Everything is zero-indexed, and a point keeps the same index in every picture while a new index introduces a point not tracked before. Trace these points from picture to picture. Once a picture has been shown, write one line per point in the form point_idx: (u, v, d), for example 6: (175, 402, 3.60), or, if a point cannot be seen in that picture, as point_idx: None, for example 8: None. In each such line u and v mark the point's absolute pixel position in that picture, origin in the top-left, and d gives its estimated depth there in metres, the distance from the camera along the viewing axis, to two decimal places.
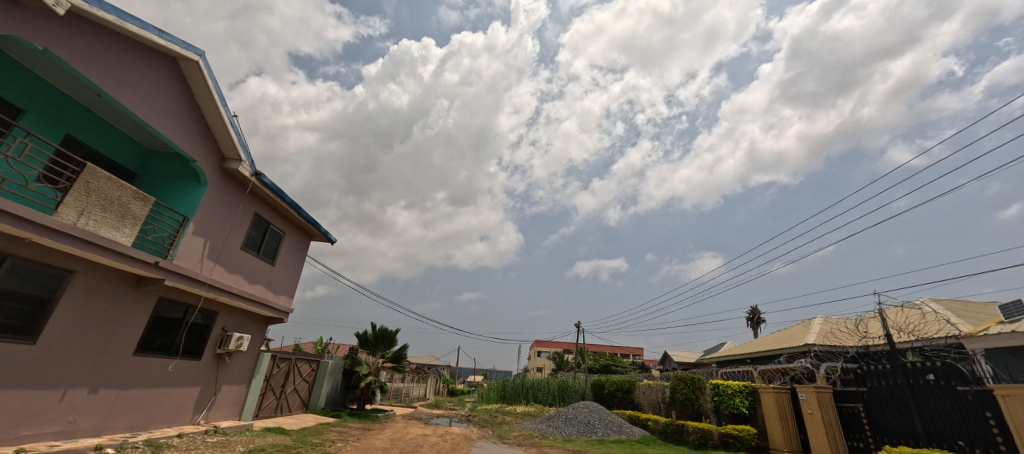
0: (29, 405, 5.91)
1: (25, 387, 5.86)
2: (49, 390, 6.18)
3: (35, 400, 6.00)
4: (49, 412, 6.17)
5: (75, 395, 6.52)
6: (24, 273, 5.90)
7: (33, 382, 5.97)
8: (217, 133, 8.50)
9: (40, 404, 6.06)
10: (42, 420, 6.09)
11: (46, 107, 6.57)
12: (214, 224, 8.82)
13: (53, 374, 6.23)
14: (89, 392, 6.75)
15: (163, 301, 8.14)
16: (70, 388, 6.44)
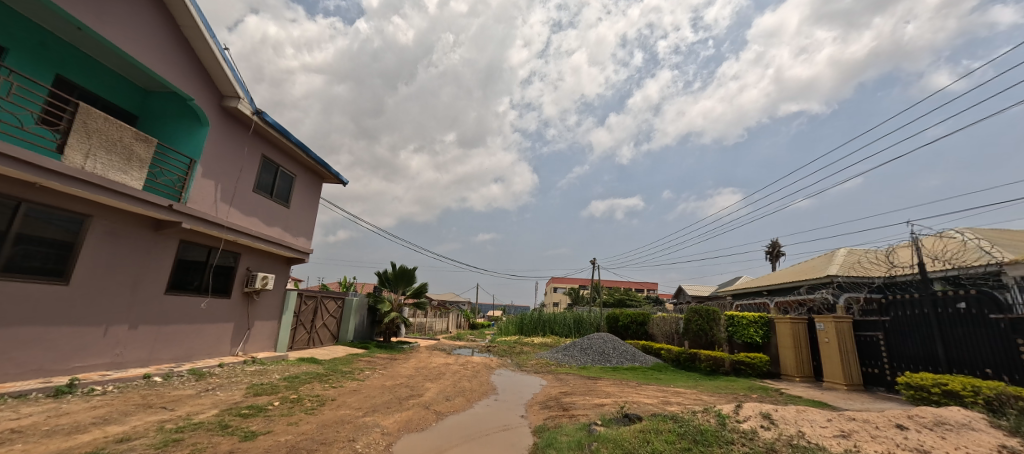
0: (75, 341, 6.31)
1: (66, 325, 6.19)
2: (92, 327, 6.55)
3: (80, 335, 6.38)
4: (95, 346, 6.59)
5: (117, 331, 6.93)
6: (42, 216, 5.99)
7: (75, 319, 6.33)
8: (211, 68, 8.08)
9: (87, 339, 6.48)
10: (91, 352, 6.53)
11: (29, 44, 6.28)
12: (222, 166, 8.70)
13: (91, 312, 6.54)
14: (130, 329, 7.16)
15: (186, 243, 8.34)
16: (111, 325, 6.83)
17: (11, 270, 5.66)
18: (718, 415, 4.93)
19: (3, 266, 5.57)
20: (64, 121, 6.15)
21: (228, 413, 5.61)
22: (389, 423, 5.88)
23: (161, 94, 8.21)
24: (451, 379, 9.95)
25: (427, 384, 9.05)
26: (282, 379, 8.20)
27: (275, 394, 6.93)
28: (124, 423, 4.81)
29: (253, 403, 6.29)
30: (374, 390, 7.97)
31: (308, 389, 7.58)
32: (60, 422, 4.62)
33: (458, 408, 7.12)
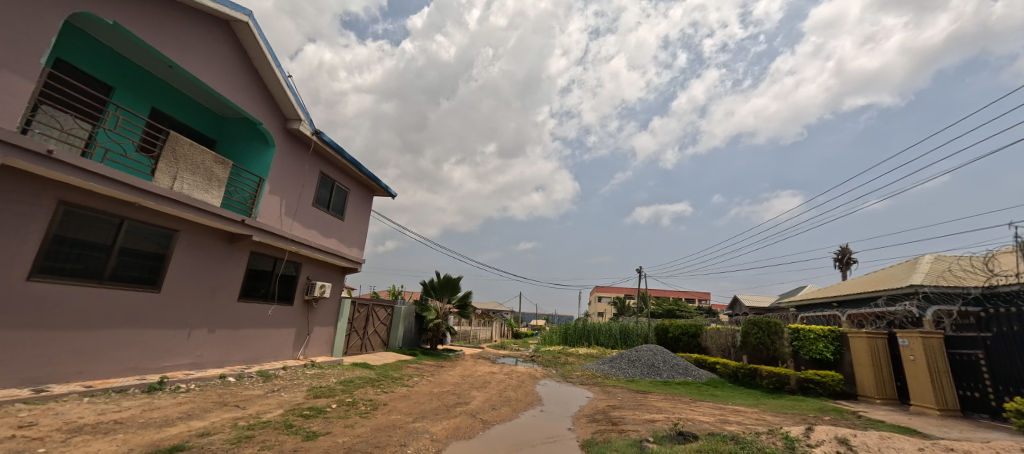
0: (164, 343, 7.02)
1: (157, 328, 6.92)
2: (178, 330, 7.27)
3: (168, 338, 7.10)
4: (180, 347, 7.30)
5: (198, 335, 7.63)
6: (141, 232, 6.75)
7: (165, 323, 7.05)
8: (277, 94, 8.80)
9: (174, 341, 7.19)
10: (177, 353, 7.24)
11: (130, 82, 7.18)
12: (286, 183, 9.40)
13: (177, 317, 7.26)
14: (209, 332, 7.86)
15: (256, 254, 9.06)
16: (193, 329, 7.54)
17: (115, 279, 6.38)
18: (785, 438, 4.56)
19: (109, 276, 6.30)
20: (157, 148, 6.93)
21: (291, 413, 5.98)
22: (438, 430, 5.98)
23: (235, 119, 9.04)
24: (496, 388, 9.97)
25: (473, 392, 9.14)
26: (338, 383, 8.62)
27: (332, 397, 7.29)
28: (204, 418, 5.26)
29: (313, 404, 6.66)
30: (423, 396, 8.17)
31: (361, 393, 7.92)
32: (153, 415, 5.15)
33: (504, 417, 7.11)
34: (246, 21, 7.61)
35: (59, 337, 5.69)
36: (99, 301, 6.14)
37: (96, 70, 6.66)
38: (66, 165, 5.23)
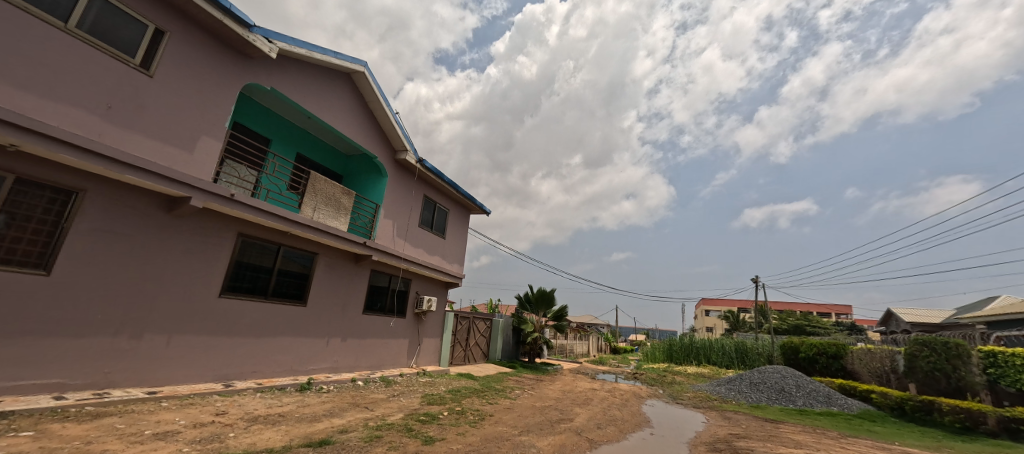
0: (309, 349, 8.18)
1: (305, 336, 8.11)
2: (319, 339, 8.42)
3: (312, 345, 8.26)
4: (321, 353, 8.44)
5: (334, 343, 8.76)
6: (292, 256, 8.01)
7: (310, 332, 8.24)
8: (388, 130, 9.87)
9: (317, 348, 8.35)
10: (319, 358, 8.39)
11: (279, 133, 8.72)
12: (397, 207, 10.42)
13: (318, 328, 8.43)
14: (342, 341, 8.98)
15: (376, 272, 10.15)
16: (330, 337, 8.67)
17: (275, 296, 7.65)
18: None
19: (271, 293, 7.58)
20: (300, 185, 8.24)
21: (410, 417, 6.48)
22: (545, 445, 5.93)
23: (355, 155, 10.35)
24: (599, 405, 9.59)
25: (576, 409, 8.91)
26: (448, 392, 9.12)
27: (444, 405, 7.73)
28: (342, 417, 5.96)
29: (428, 410, 7.14)
30: (527, 410, 8.21)
31: (469, 403, 8.25)
32: (304, 411, 6.00)
33: (612, 438, 6.78)
34: (363, 70, 8.70)
35: (239, 342, 6.97)
36: (264, 314, 7.40)
37: (256, 126, 8.24)
38: (241, 205, 6.49)
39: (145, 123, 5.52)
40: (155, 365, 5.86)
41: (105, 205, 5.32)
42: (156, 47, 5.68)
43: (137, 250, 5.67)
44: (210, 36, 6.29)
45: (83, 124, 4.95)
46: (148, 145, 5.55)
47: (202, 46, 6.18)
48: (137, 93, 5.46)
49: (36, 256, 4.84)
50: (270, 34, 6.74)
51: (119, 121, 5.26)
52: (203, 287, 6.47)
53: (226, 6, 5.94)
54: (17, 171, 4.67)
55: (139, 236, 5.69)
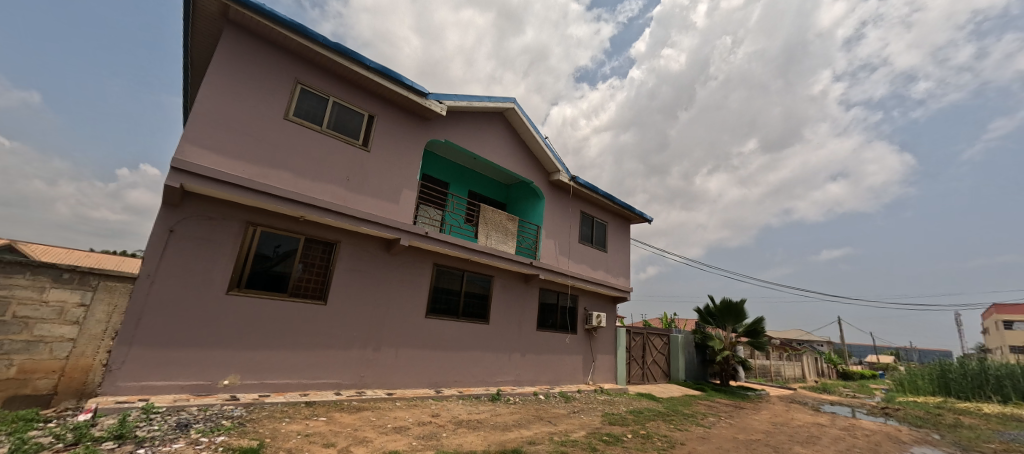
0: (494, 363, 9.12)
1: (491, 351, 9.10)
2: (502, 353, 9.32)
3: (497, 359, 9.19)
4: (505, 367, 9.31)
5: (515, 357, 9.54)
6: (474, 279, 9.15)
7: (495, 347, 9.20)
8: (540, 155, 10.55)
9: (501, 362, 9.25)
10: (504, 371, 9.27)
11: (454, 175, 10.43)
12: (557, 226, 10.90)
13: (501, 344, 9.33)
14: (522, 356, 9.74)
15: (545, 289, 10.70)
16: (511, 353, 9.50)
17: (465, 315, 8.83)
18: None
19: (461, 313, 8.76)
20: (474, 217, 9.51)
21: (594, 437, 6.40)
22: None
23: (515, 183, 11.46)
24: (831, 445, 7.60)
25: (795, 447, 7.28)
26: (630, 412, 8.73)
27: (627, 427, 7.40)
28: (529, 429, 6.32)
29: (610, 431, 6.95)
30: (727, 441, 7.14)
31: (655, 427, 7.69)
32: (497, 420, 6.61)
33: None
34: (513, 106, 9.57)
35: (443, 355, 8.27)
36: (459, 331, 8.61)
37: (437, 173, 10.08)
38: (434, 240, 7.87)
39: (368, 186, 7.33)
40: (390, 371, 7.47)
41: (351, 250, 7.19)
42: (370, 129, 7.54)
43: (372, 282, 7.40)
44: (401, 110, 8.01)
45: (335, 194, 6.88)
46: (372, 203, 7.33)
47: (397, 120, 7.91)
48: (362, 165, 7.31)
49: (318, 291, 6.80)
50: (439, 96, 8.16)
51: (354, 188, 7.14)
52: (415, 309, 7.96)
53: (408, 84, 7.52)
54: (306, 233, 6.72)
55: (373, 271, 7.44)
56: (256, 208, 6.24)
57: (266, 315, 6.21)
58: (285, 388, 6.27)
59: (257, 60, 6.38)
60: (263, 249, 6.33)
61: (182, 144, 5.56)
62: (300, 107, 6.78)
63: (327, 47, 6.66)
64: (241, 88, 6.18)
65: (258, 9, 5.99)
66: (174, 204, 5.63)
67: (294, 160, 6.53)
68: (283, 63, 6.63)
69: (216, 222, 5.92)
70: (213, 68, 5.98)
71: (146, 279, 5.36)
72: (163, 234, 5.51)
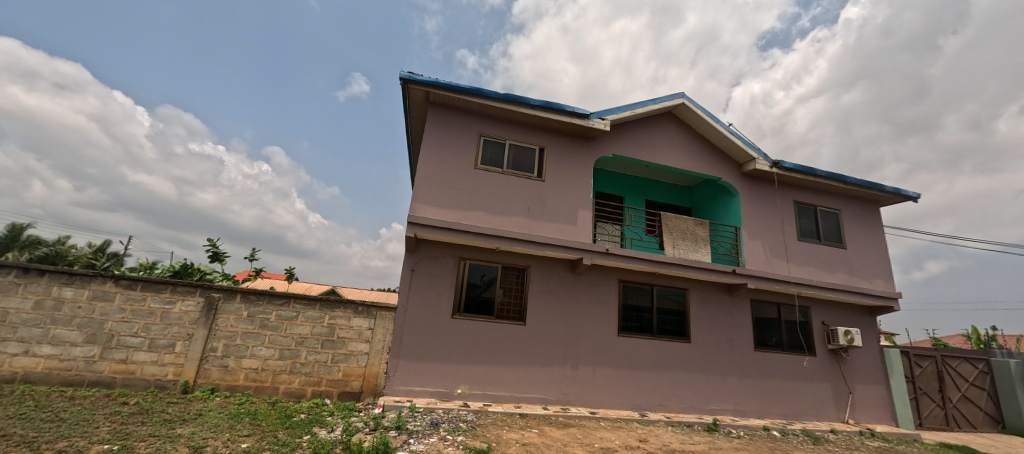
0: (706, 388, 8.20)
1: (700, 373, 8.22)
2: (715, 377, 8.30)
3: (709, 384, 8.23)
4: (721, 393, 8.26)
5: (731, 382, 8.37)
6: (667, 294, 8.54)
7: (702, 369, 8.27)
8: (726, 147, 9.28)
9: (715, 387, 8.25)
10: (720, 398, 8.23)
11: (629, 188, 10.19)
12: (761, 225, 9.27)
13: (711, 366, 8.34)
14: (739, 381, 8.46)
15: (758, 301, 9.08)
16: (726, 377, 8.37)
17: (662, 333, 8.28)
18: None
19: (657, 331, 8.25)
20: (657, 227, 9.01)
21: None
22: None
23: (700, 184, 10.42)
24: None
25: None
26: None
27: None
28: None
29: None
30: None
31: None
32: None
33: None
34: (683, 101, 8.80)
35: (644, 376, 7.91)
36: (658, 351, 8.11)
37: (612, 189, 10.06)
38: (616, 256, 7.79)
39: (548, 212, 7.89)
40: (591, 390, 7.59)
41: (541, 273, 7.80)
42: (542, 160, 8.18)
43: (563, 302, 7.79)
44: (567, 136, 8.43)
45: (521, 224, 7.67)
46: (553, 227, 7.83)
47: (565, 146, 8.35)
48: (540, 194, 7.95)
49: (518, 313, 7.56)
50: (602, 113, 8.11)
51: (536, 216, 7.80)
52: (608, 327, 7.93)
53: (570, 110, 7.87)
54: (503, 262, 7.67)
55: (563, 292, 7.84)
56: (463, 245, 7.48)
57: (481, 335, 7.25)
58: (502, 399, 7.10)
59: (451, 126, 7.83)
60: (472, 278, 7.50)
61: (411, 203, 7.23)
62: (485, 156, 7.92)
63: (498, 99, 7.66)
64: (442, 151, 7.66)
65: (446, 86, 7.40)
66: (411, 249, 7.30)
67: (486, 200, 7.62)
68: (469, 123, 7.95)
69: (438, 259, 7.35)
70: (423, 141, 7.62)
71: (401, 308, 7.06)
72: (407, 273, 7.19)
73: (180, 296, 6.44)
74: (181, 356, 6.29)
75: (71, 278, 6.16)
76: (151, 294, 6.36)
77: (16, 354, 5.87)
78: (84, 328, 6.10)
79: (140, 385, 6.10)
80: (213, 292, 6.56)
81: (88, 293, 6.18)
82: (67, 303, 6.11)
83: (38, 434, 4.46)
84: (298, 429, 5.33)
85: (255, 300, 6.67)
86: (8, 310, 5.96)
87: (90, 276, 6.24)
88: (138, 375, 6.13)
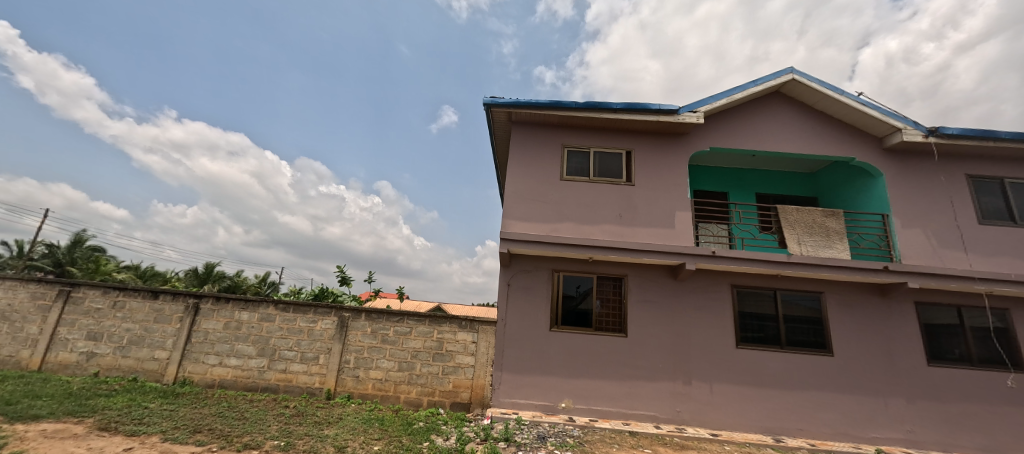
0: (862, 411, 6.83)
1: (851, 393, 6.89)
2: (873, 399, 6.88)
3: (865, 406, 6.85)
4: (883, 418, 6.81)
5: (898, 405, 6.86)
6: (795, 299, 7.40)
7: (853, 387, 6.93)
8: (857, 120, 7.82)
9: (874, 411, 6.84)
10: (883, 424, 6.79)
11: (736, 182, 9.18)
12: (920, 209, 7.55)
13: (866, 384, 6.94)
14: (908, 403, 6.88)
15: (926, 304, 7.34)
16: (889, 398, 6.88)
17: (793, 345, 7.16)
18: None
19: (787, 342, 7.16)
20: (775, 223, 7.91)
21: None
22: None
23: (827, 168, 8.92)
24: None
25: None
26: None
27: None
28: None
29: None
30: None
31: None
32: None
33: None
34: (794, 76, 7.69)
35: (775, 394, 6.89)
36: (790, 365, 7.02)
37: (714, 185, 9.16)
38: (726, 258, 7.02)
39: (642, 217, 7.49)
40: (710, 409, 6.86)
41: (640, 282, 7.39)
42: (631, 163, 7.83)
43: (668, 312, 7.24)
44: (656, 135, 7.97)
45: (614, 232, 7.40)
46: (649, 232, 7.40)
47: (655, 145, 7.89)
48: (632, 199, 7.60)
49: (618, 324, 7.24)
50: (692, 105, 7.50)
51: (629, 222, 7.46)
52: (725, 339, 7.14)
53: (656, 107, 7.44)
54: (598, 271, 7.46)
55: (666, 300, 7.30)
56: (556, 258, 7.46)
57: (581, 348, 7.09)
58: (609, 415, 6.81)
59: (534, 141, 7.97)
60: (567, 290, 7.42)
61: (503, 220, 7.47)
62: (570, 166, 7.88)
63: (578, 108, 7.59)
64: (528, 166, 7.82)
65: (526, 103, 7.58)
66: (506, 264, 7.51)
67: (575, 210, 7.53)
68: (551, 136, 8.01)
69: (533, 273, 7.43)
70: (509, 159, 7.87)
71: (501, 322, 7.26)
72: (504, 288, 7.39)
73: (320, 316, 7.52)
74: (324, 367, 7.32)
75: (246, 304, 7.64)
76: (299, 314, 7.54)
77: (214, 364, 7.43)
78: (256, 343, 7.47)
79: (296, 391, 7.24)
80: (344, 312, 7.52)
81: (257, 315, 7.58)
82: (244, 324, 7.57)
83: (230, 429, 5.56)
84: (419, 436, 5.78)
85: (377, 318, 7.49)
86: (208, 329, 7.59)
87: (258, 301, 7.65)
88: (294, 382, 7.28)
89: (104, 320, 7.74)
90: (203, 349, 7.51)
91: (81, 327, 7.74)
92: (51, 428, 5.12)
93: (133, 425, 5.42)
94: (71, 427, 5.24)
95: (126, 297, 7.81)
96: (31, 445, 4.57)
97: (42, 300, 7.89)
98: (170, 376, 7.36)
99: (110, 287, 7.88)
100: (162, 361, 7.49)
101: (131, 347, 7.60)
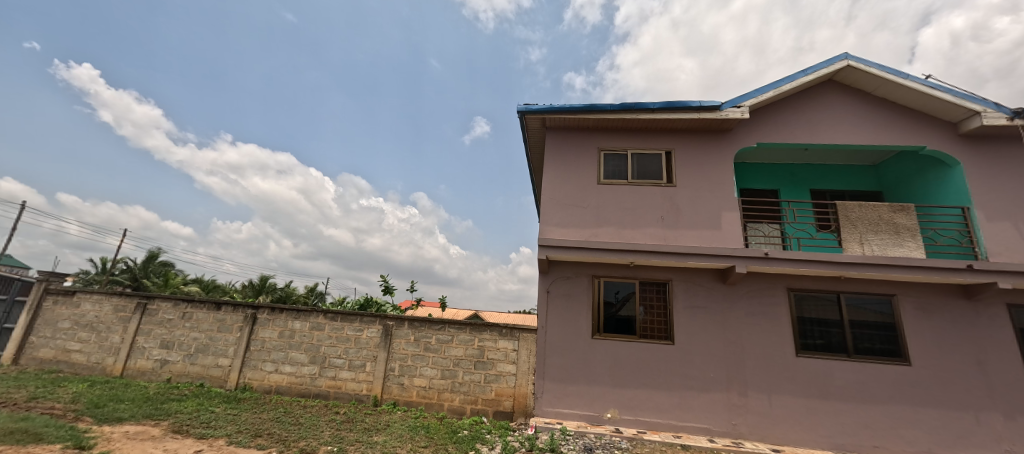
0: (949, 427, 6.15)
1: (934, 407, 6.23)
2: (961, 413, 6.19)
3: (952, 421, 6.17)
4: (975, 434, 6.10)
5: (992, 421, 6.13)
6: (861, 303, 6.83)
7: (936, 400, 6.26)
8: (926, 105, 7.17)
9: (963, 427, 6.14)
10: (976, 442, 6.08)
11: (787, 178, 8.65)
12: (1007, 201, 6.78)
13: (952, 397, 6.25)
14: (1004, 418, 6.13)
15: (1020, 306, 6.54)
16: (981, 413, 6.16)
17: (862, 353, 6.59)
18: None
19: (854, 351, 6.60)
20: (834, 221, 7.35)
21: None
22: None
23: (892, 159, 8.23)
24: None
25: None
26: None
27: None
28: None
29: None
30: None
31: None
32: None
33: None
34: (848, 63, 7.18)
35: (844, 407, 6.35)
36: (859, 375, 6.46)
37: (763, 183, 8.68)
38: (780, 260, 6.60)
39: (686, 219, 7.21)
40: (770, 422, 6.43)
41: (685, 287, 7.09)
42: (671, 163, 7.58)
43: (719, 318, 6.88)
44: (697, 133, 7.68)
45: (657, 235, 7.16)
46: (694, 235, 7.10)
47: (696, 144, 7.60)
48: (674, 201, 7.34)
49: (664, 332, 6.97)
50: (736, 100, 7.17)
51: (672, 225, 7.20)
52: (783, 346, 6.68)
53: (696, 105, 7.18)
54: (640, 276, 7.24)
55: (715, 306, 6.95)
56: (596, 263, 7.31)
57: (627, 356, 6.87)
58: (659, 427, 6.54)
59: (570, 146, 7.90)
60: (610, 296, 7.24)
61: (541, 226, 7.43)
62: (607, 169, 7.74)
63: (614, 110, 7.46)
64: (564, 171, 7.75)
65: (561, 108, 7.53)
66: (544, 271, 7.44)
67: (615, 214, 7.37)
68: (587, 140, 7.91)
69: (573, 279, 7.32)
70: (545, 165, 7.83)
71: (541, 330, 7.17)
72: (544, 295, 7.31)
73: (365, 325, 7.76)
74: (370, 374, 7.53)
75: (298, 313, 8.03)
76: (347, 323, 7.82)
77: (271, 371, 7.84)
78: (308, 351, 7.82)
79: (346, 397, 7.48)
80: (387, 321, 7.72)
81: (309, 324, 7.94)
82: (297, 332, 7.94)
83: (287, 433, 5.81)
84: (465, 444, 5.80)
85: (420, 326, 7.63)
86: (264, 338, 8.03)
87: (309, 311, 8.02)
88: (344, 389, 7.54)
89: (175, 330, 8.38)
90: (261, 356, 7.95)
91: (155, 337, 8.42)
92: (133, 430, 5.57)
93: (202, 428, 5.80)
94: (150, 429, 5.69)
95: (193, 308, 8.44)
96: (116, 446, 5.00)
97: (122, 312, 8.67)
98: (232, 383, 7.84)
99: (179, 299, 8.53)
100: (225, 368, 8.00)
101: (198, 354, 8.16)
